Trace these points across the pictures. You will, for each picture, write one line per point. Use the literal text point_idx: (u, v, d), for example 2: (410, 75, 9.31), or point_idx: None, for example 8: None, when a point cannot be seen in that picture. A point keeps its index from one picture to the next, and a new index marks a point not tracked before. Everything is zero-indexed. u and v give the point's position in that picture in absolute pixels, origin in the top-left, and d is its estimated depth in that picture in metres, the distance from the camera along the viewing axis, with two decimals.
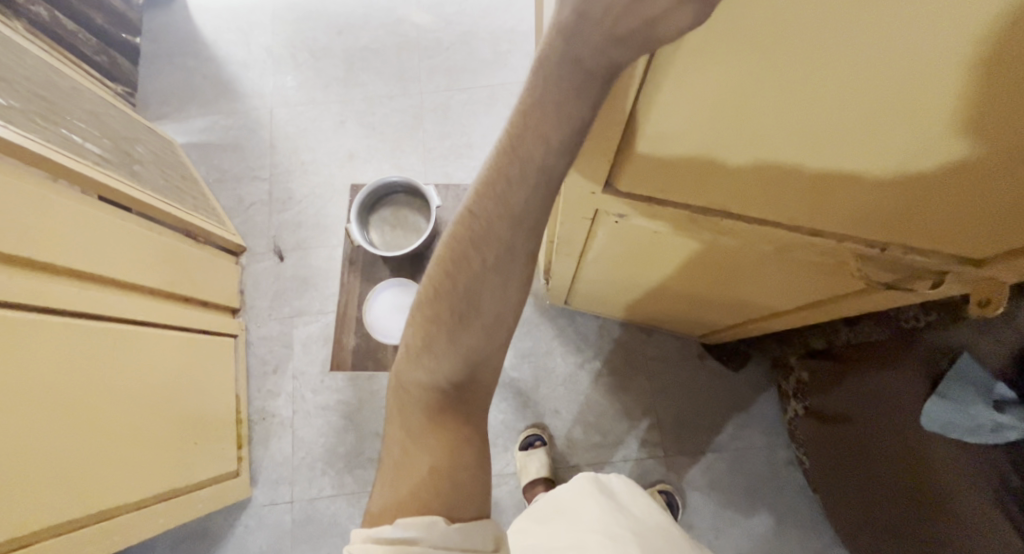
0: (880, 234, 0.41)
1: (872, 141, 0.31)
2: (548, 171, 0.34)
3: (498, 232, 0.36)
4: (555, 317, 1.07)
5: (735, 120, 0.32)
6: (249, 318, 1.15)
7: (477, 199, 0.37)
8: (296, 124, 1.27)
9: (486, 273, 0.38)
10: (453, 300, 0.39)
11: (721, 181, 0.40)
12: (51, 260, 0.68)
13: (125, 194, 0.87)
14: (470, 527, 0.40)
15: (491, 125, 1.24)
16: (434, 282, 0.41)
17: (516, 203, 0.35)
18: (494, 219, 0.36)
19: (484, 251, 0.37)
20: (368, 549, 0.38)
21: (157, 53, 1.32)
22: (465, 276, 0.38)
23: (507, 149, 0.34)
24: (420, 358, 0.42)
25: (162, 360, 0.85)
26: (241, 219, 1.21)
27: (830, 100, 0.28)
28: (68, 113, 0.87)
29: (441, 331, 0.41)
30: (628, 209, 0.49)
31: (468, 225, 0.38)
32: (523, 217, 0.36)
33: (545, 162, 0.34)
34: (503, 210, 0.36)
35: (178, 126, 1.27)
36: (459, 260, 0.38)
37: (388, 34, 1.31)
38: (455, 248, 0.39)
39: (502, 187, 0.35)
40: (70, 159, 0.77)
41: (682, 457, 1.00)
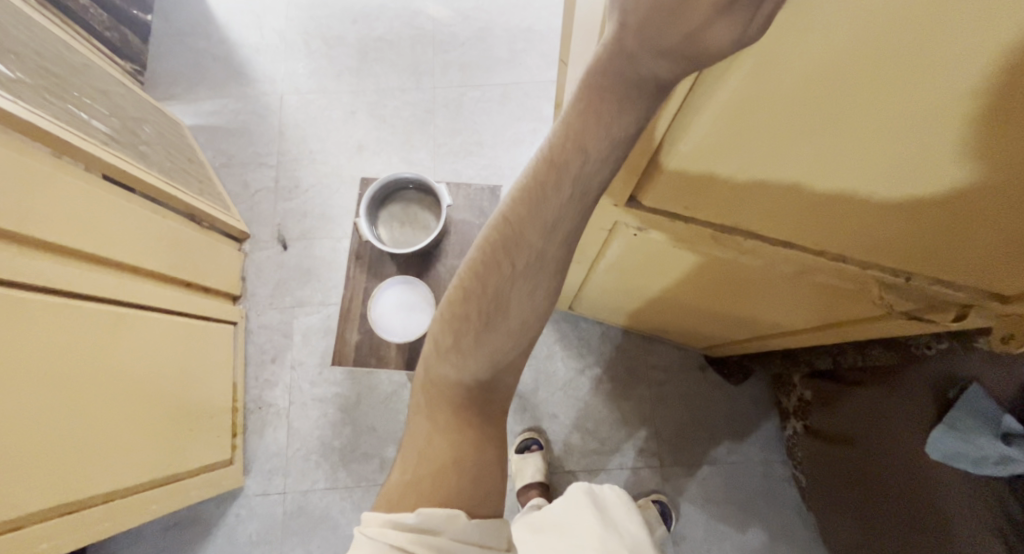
0: (909, 266, 0.41)
1: (907, 173, 0.30)
2: (588, 181, 0.32)
3: (531, 239, 0.35)
4: (559, 322, 1.07)
5: (774, 142, 0.31)
6: (250, 306, 1.14)
7: (511, 204, 0.35)
8: (306, 112, 1.25)
9: (518, 278, 0.37)
10: (484, 301, 0.38)
11: (748, 201, 0.39)
12: (52, 239, 0.67)
13: (130, 174, 0.85)
14: (489, 526, 0.40)
15: (503, 124, 1.23)
16: (463, 281, 0.40)
17: (551, 213, 0.34)
18: (526, 226, 0.35)
19: (518, 256, 0.36)
20: (388, 535, 0.37)
21: (167, 31, 1.30)
22: (494, 281, 0.38)
23: (546, 156, 0.33)
24: (444, 357, 0.42)
25: (160, 345, 0.84)
26: (245, 205, 1.20)
27: (870, 128, 0.27)
28: (77, 89, 0.85)
29: (468, 332, 0.40)
30: (649, 223, 0.48)
31: (500, 229, 0.37)
32: (555, 225, 0.35)
33: (584, 172, 0.32)
34: (537, 219, 0.34)
35: (186, 108, 1.26)
36: (489, 264, 0.38)
37: (403, 26, 1.29)
38: (486, 250, 0.38)
39: (539, 193, 0.33)
40: (76, 137, 0.75)
41: (678, 469, 1.00)
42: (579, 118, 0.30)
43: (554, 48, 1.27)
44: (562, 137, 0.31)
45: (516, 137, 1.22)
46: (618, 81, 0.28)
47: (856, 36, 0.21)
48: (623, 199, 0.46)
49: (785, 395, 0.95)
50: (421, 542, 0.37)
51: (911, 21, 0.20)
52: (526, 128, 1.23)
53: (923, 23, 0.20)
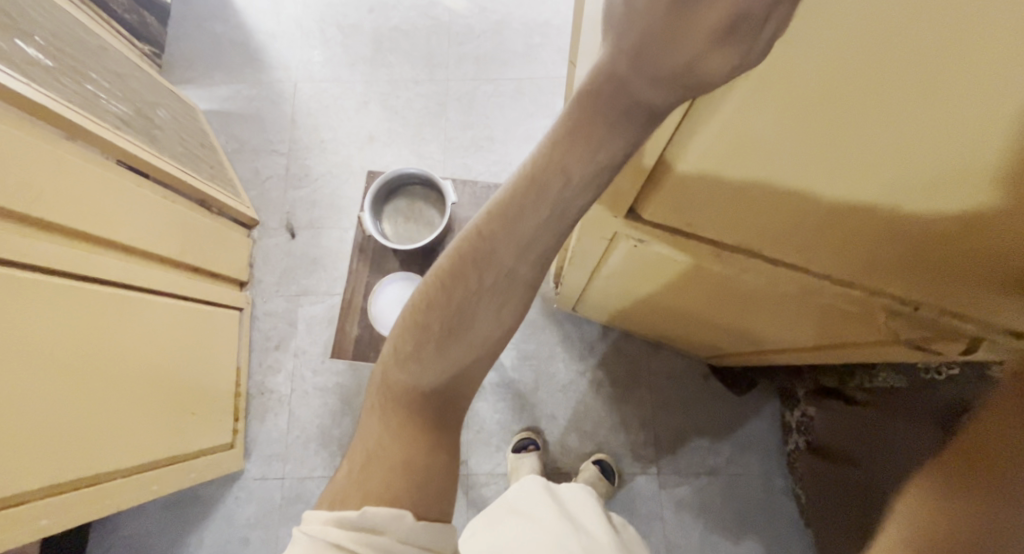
0: (913, 292, 0.40)
1: (932, 191, 0.28)
2: (566, 205, 0.33)
3: (503, 256, 0.36)
4: (561, 322, 1.06)
5: (769, 159, 0.30)
6: (257, 292, 1.15)
7: (487, 218, 0.36)
8: (319, 100, 1.25)
9: (485, 293, 0.38)
10: (448, 313, 0.39)
11: (731, 214, 0.38)
12: (63, 222, 0.68)
13: (143, 158, 0.86)
14: (435, 529, 0.40)
15: (516, 119, 1.22)
16: (429, 291, 0.40)
17: (528, 231, 0.35)
18: (499, 242, 0.36)
19: (488, 271, 0.37)
20: (330, 533, 0.38)
21: (185, 15, 1.31)
22: (462, 293, 0.38)
23: (525, 176, 0.33)
24: (403, 363, 0.42)
25: (166, 330, 0.85)
26: (256, 191, 1.21)
27: (885, 150, 0.26)
28: (94, 72, 0.86)
29: (430, 342, 0.40)
30: (651, 236, 0.47)
31: (474, 241, 0.37)
32: (530, 244, 0.36)
33: (563, 195, 0.32)
34: (513, 237, 0.35)
35: (202, 92, 1.26)
36: (458, 274, 0.38)
37: (419, 16, 1.28)
38: (457, 260, 0.38)
39: (516, 210, 0.34)
40: (89, 120, 0.76)
41: (675, 477, 0.99)
42: (568, 136, 0.30)
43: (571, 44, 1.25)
44: (545, 156, 0.32)
45: (527, 133, 1.21)
46: (606, 106, 0.28)
47: (855, 56, 0.19)
48: (622, 212, 0.45)
49: (790, 408, 0.94)
50: (364, 541, 0.37)
51: (928, 49, 0.18)
52: (539, 125, 1.21)
53: (923, 50, 0.18)
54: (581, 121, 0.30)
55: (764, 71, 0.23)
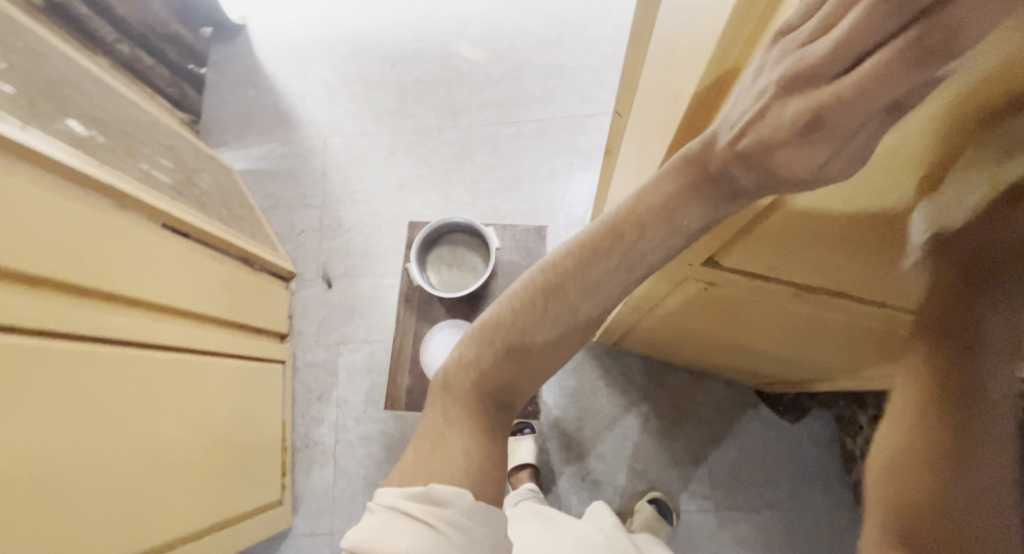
0: None
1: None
2: (637, 255, 0.38)
3: (570, 291, 0.40)
4: (602, 357, 1.06)
5: (845, 215, 0.33)
6: (297, 344, 1.17)
7: (563, 254, 0.41)
8: (349, 153, 1.30)
9: (546, 321, 0.42)
10: (512, 332, 0.43)
11: (790, 262, 0.41)
12: (127, 291, 0.70)
13: (193, 223, 0.89)
14: (491, 513, 0.40)
15: (540, 159, 1.25)
16: (501, 312, 0.44)
17: (596, 273, 0.39)
18: (570, 277, 0.40)
19: (555, 303, 0.41)
20: (400, 505, 0.39)
21: (219, 83, 1.39)
22: (529, 319, 0.42)
23: (608, 224, 0.38)
24: (471, 372, 0.45)
25: (221, 391, 0.87)
26: (292, 245, 1.25)
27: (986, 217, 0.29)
28: (148, 146, 0.91)
29: (492, 354, 0.44)
30: (730, 281, 0.48)
31: (551, 275, 0.41)
32: (596, 285, 0.40)
33: (633, 245, 0.37)
34: (588, 274, 0.39)
35: (237, 153, 1.32)
36: (528, 303, 0.42)
37: (439, 67, 1.34)
38: (534, 288, 0.42)
39: (590, 252, 0.39)
40: (148, 193, 0.80)
41: (734, 512, 0.96)
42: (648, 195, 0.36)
43: (588, 83, 1.28)
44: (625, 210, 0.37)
45: (552, 171, 1.23)
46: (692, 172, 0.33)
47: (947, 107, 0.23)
48: (700, 261, 0.46)
49: (847, 434, 0.91)
50: (429, 513, 0.38)
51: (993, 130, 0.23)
52: (562, 163, 1.24)
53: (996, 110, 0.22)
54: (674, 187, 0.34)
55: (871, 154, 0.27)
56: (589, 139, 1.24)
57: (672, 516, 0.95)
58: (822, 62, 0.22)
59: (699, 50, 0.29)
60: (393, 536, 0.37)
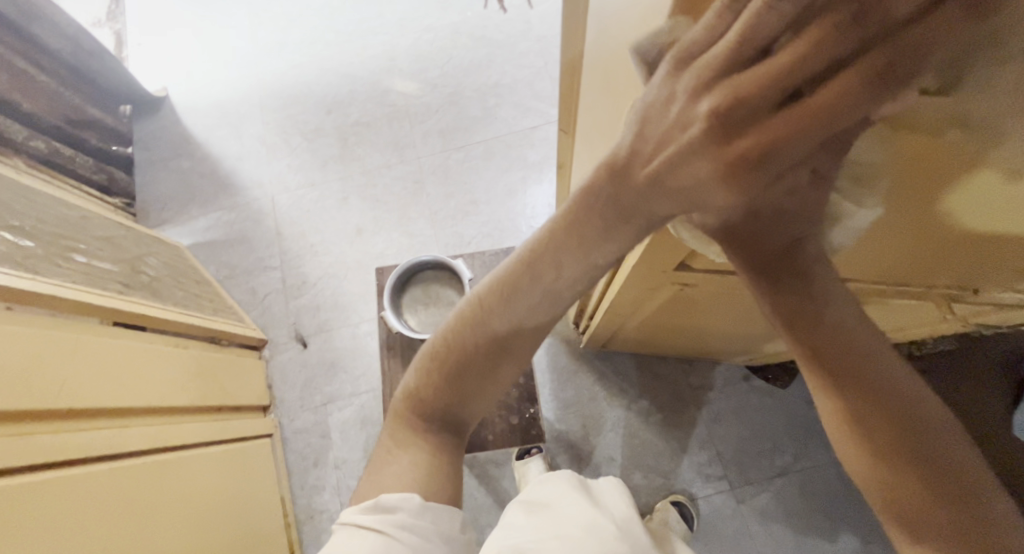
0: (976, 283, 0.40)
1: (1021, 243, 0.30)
2: (557, 291, 0.36)
3: (495, 326, 0.40)
4: (593, 362, 1.06)
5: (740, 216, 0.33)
6: (281, 413, 1.12)
7: (485, 292, 0.39)
8: (300, 207, 1.27)
9: (479, 357, 0.42)
10: (448, 366, 0.43)
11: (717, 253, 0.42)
12: (89, 404, 0.65)
13: (147, 314, 0.84)
14: (440, 511, 0.46)
15: (494, 178, 1.25)
16: (438, 344, 0.44)
17: (521, 310, 0.38)
18: (494, 316, 0.39)
19: (483, 341, 0.41)
20: (356, 519, 0.44)
21: (149, 159, 1.34)
22: (461, 354, 0.42)
23: (523, 261, 0.35)
24: (417, 396, 0.47)
25: (211, 483, 0.82)
26: (257, 311, 1.20)
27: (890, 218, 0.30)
28: (85, 243, 0.86)
29: (435, 383, 0.45)
30: (703, 281, 0.49)
31: (479, 311, 0.40)
32: (521, 321, 0.39)
33: (553, 284, 0.35)
34: (510, 313, 0.38)
35: (182, 229, 1.27)
36: (459, 339, 0.42)
37: (376, 105, 1.33)
38: (459, 325, 0.41)
39: (510, 292, 0.37)
40: (94, 294, 0.75)
41: (749, 487, 0.97)
42: (562, 233, 0.32)
43: (526, 96, 1.30)
44: (541, 251, 0.34)
45: (507, 189, 1.24)
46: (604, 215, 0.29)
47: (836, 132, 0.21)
48: (671, 267, 0.47)
49: None
50: (382, 520, 0.43)
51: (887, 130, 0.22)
52: (516, 178, 1.24)
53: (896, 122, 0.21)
54: (581, 219, 0.30)
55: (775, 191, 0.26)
56: (538, 151, 1.25)
57: (694, 518, 0.94)
58: (756, 86, 0.19)
59: (632, 74, 0.29)
60: (347, 546, 0.43)
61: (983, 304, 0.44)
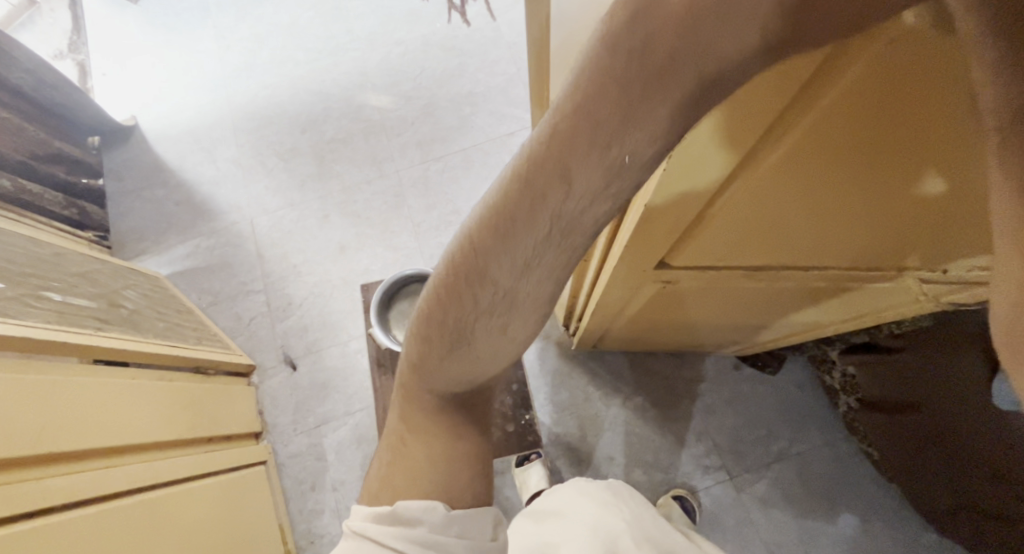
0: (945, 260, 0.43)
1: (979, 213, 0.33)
2: (571, 216, 0.30)
3: (494, 274, 0.35)
4: (585, 362, 1.06)
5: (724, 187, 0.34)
6: (275, 438, 1.11)
7: (479, 230, 0.34)
8: (280, 228, 1.25)
9: (479, 313, 0.39)
10: (447, 330, 0.42)
11: (710, 237, 0.41)
12: (65, 447, 0.63)
13: (127, 349, 0.83)
14: (462, 518, 0.47)
15: (474, 186, 1.25)
16: (438, 299, 0.42)
17: (522, 249, 0.32)
18: (490, 260, 0.35)
19: (483, 292, 0.37)
20: (376, 528, 0.45)
21: (122, 190, 1.31)
22: (457, 312, 0.40)
23: (519, 178, 0.29)
24: (421, 362, 0.48)
25: (205, 516, 0.80)
26: (243, 337, 1.18)
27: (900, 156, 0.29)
28: (58, 280, 0.84)
29: (436, 349, 0.45)
30: (686, 278, 0.51)
31: (476, 255, 0.35)
32: (526, 267, 0.34)
33: (563, 209, 0.29)
34: (507, 254, 0.33)
35: (160, 258, 1.25)
36: (455, 292, 0.39)
37: (351, 121, 1.32)
38: (455, 273, 0.38)
39: (506, 226, 0.32)
40: (70, 333, 0.74)
41: (748, 475, 0.98)
42: (553, 140, 0.26)
43: (501, 103, 1.30)
44: (541, 159, 0.27)
45: None
46: (622, 92, 0.22)
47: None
48: (653, 265, 0.48)
49: (825, 372, 0.94)
50: (404, 531, 0.44)
51: None
52: None
53: None
54: (589, 101, 0.23)
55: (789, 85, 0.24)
56: None
57: (696, 511, 0.94)
58: None
59: None
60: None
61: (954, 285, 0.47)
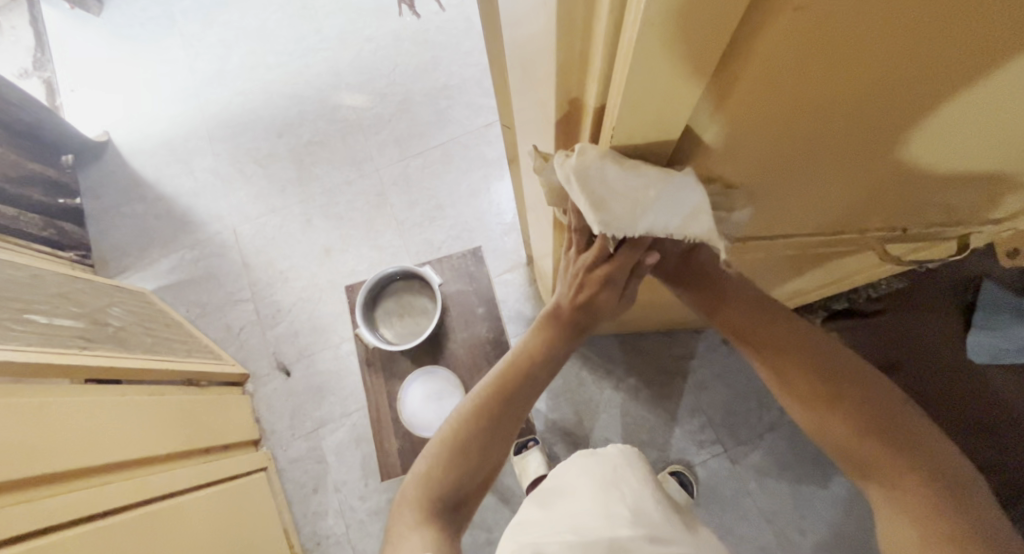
0: (904, 221, 0.44)
1: (956, 150, 0.31)
2: (546, 366, 0.46)
3: (508, 405, 0.45)
4: (576, 348, 1.07)
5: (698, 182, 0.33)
6: (274, 444, 1.11)
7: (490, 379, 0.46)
8: (263, 235, 1.25)
9: (494, 437, 0.44)
10: (461, 462, 0.43)
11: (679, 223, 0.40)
12: (56, 467, 0.62)
13: (114, 367, 0.82)
14: None
15: (456, 180, 1.24)
16: (446, 440, 0.44)
17: (524, 386, 0.45)
18: (503, 399, 0.45)
19: (497, 420, 0.44)
20: None
21: (100, 207, 1.30)
22: (475, 441, 0.44)
23: (516, 354, 0.46)
24: (422, 499, 0.43)
25: (208, 524, 0.81)
26: (235, 346, 1.18)
27: (862, 135, 0.28)
28: (42, 302, 0.84)
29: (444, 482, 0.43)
30: None
31: (488, 392, 0.45)
32: (525, 397, 0.46)
33: (543, 363, 0.46)
34: (515, 387, 0.45)
35: (145, 274, 1.25)
36: (471, 425, 0.44)
37: (328, 122, 1.31)
38: (470, 412, 0.45)
39: (511, 375, 0.45)
40: (58, 354, 0.74)
41: (742, 447, 1.00)
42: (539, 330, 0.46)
43: (476, 94, 1.29)
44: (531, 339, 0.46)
45: (470, 188, 1.23)
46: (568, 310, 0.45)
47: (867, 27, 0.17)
48: None
49: None
50: None
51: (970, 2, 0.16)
52: (478, 177, 1.24)
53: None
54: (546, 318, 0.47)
55: (745, 67, 0.19)
56: (495, 147, 1.25)
57: (693, 485, 0.96)
58: None
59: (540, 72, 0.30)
60: None
61: (916, 240, 0.48)
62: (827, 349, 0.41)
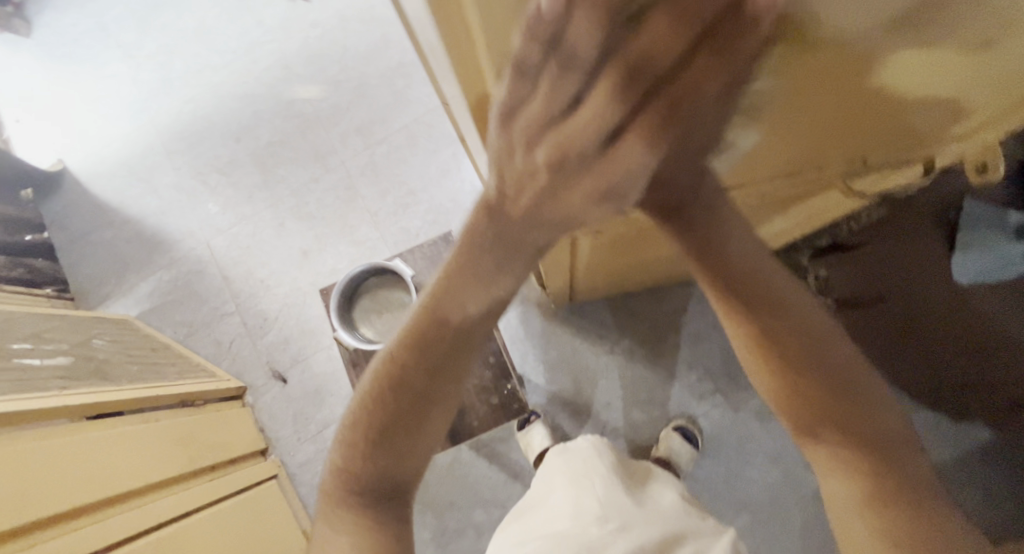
0: (867, 153, 0.41)
1: (939, 65, 0.27)
2: (469, 327, 0.35)
3: (427, 378, 0.36)
4: (566, 317, 1.06)
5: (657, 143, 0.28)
6: (281, 451, 1.12)
7: (398, 345, 0.36)
8: (238, 245, 1.22)
9: (410, 414, 0.37)
10: (376, 445, 0.38)
11: None
12: (57, 509, 0.62)
13: (105, 401, 0.82)
14: None
15: (424, 162, 1.20)
16: (360, 413, 0.39)
17: (437, 354, 0.36)
18: (414, 367, 0.36)
19: (407, 396, 0.36)
20: None
21: (69, 239, 1.27)
22: (387, 421, 0.37)
23: (426, 308, 0.34)
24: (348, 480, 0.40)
25: (226, 539, 0.82)
26: (228, 361, 1.18)
27: (827, 68, 0.24)
28: (20, 346, 0.82)
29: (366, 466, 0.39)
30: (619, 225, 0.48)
31: (394, 364, 0.37)
32: (443, 365, 0.36)
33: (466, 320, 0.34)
34: (426, 358, 0.36)
35: (127, 300, 1.23)
36: (382, 402, 0.37)
37: (285, 119, 1.26)
38: (380, 386, 0.37)
39: (423, 337, 0.35)
40: (44, 397, 0.73)
41: (742, 393, 1.00)
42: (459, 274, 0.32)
43: None
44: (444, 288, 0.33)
45: (440, 169, 1.19)
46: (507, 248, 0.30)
47: None
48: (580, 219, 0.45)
49: None
50: None
51: None
52: (446, 157, 1.20)
53: None
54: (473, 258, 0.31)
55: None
56: None
57: (697, 437, 0.97)
58: None
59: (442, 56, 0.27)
60: None
61: (877, 172, 0.47)
62: (796, 301, 0.34)
